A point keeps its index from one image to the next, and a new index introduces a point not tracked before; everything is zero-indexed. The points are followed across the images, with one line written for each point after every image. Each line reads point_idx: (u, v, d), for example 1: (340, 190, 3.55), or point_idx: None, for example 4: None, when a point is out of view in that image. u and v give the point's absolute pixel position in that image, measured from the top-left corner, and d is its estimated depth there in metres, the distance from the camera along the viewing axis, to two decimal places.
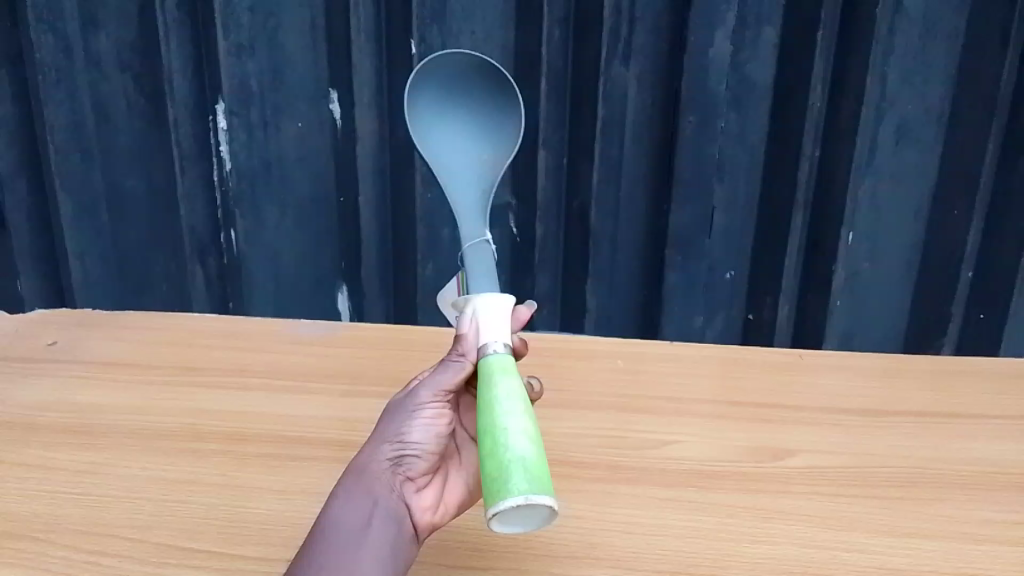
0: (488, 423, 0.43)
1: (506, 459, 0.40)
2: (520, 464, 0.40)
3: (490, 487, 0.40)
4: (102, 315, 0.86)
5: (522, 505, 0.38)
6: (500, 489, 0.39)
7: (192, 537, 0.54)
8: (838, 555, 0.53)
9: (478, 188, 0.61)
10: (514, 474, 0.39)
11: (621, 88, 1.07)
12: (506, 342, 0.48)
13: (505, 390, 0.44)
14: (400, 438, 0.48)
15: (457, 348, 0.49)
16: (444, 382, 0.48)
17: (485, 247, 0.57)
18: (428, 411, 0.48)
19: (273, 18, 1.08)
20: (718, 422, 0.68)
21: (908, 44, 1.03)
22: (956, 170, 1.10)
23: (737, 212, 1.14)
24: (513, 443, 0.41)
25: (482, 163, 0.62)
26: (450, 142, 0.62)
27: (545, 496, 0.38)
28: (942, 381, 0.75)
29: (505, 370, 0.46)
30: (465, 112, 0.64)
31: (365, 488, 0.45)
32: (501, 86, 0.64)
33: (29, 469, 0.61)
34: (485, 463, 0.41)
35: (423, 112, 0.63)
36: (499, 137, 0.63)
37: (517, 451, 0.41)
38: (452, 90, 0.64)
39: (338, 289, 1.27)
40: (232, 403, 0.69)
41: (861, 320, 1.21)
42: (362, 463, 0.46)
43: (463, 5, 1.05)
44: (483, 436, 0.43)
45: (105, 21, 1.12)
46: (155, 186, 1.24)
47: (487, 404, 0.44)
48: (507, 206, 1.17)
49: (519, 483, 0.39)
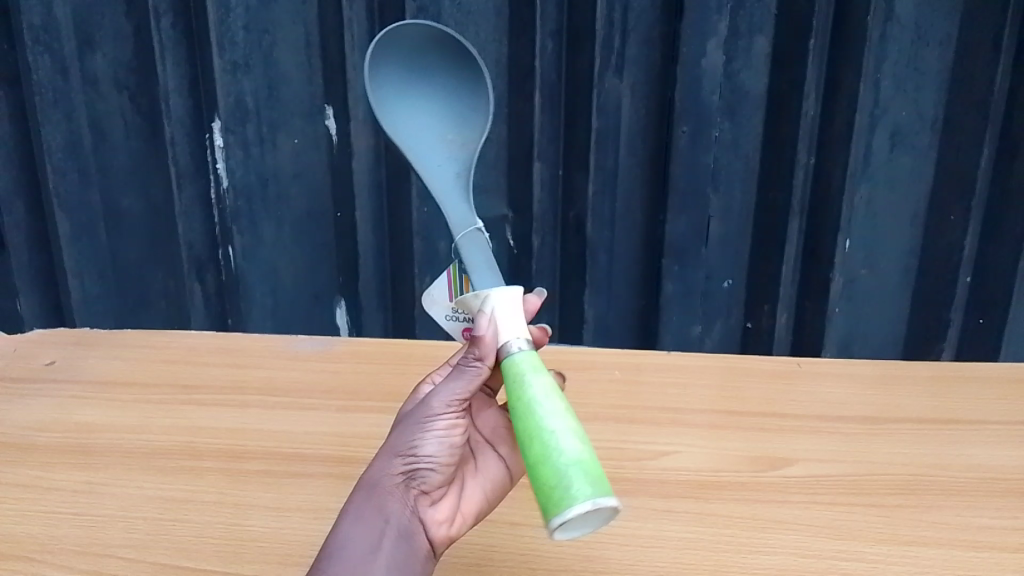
0: (529, 429, 0.43)
1: (559, 464, 0.40)
2: (577, 466, 0.40)
3: (546, 495, 0.40)
4: (98, 333, 0.86)
5: (590, 509, 0.38)
6: (561, 495, 0.39)
7: (190, 556, 0.54)
8: (836, 564, 0.54)
9: (454, 171, 0.59)
10: (571, 480, 0.40)
11: (615, 99, 1.08)
12: (526, 339, 0.48)
13: (540, 390, 0.44)
14: (413, 452, 0.47)
15: (473, 352, 0.48)
16: (457, 392, 0.48)
17: (477, 237, 0.56)
18: (442, 422, 0.48)
19: (269, 36, 1.09)
20: (715, 431, 0.68)
21: (900, 51, 1.04)
22: (951, 175, 1.10)
23: (732, 221, 1.14)
24: (563, 445, 0.42)
25: (450, 143, 0.61)
26: (412, 121, 0.60)
27: (609, 497, 0.39)
28: (940, 388, 0.75)
29: (534, 369, 0.46)
30: (429, 89, 0.61)
31: (378, 504, 0.45)
32: (463, 57, 0.62)
33: (25, 489, 0.62)
34: (535, 472, 0.41)
35: (383, 90, 0.60)
36: (466, 115, 0.62)
37: (570, 454, 0.41)
38: (413, 65, 0.61)
39: (336, 304, 1.27)
40: (229, 421, 0.69)
41: (860, 326, 1.22)
42: (374, 478, 0.46)
43: (457, 20, 1.06)
44: (529, 444, 0.43)
45: (101, 43, 1.13)
46: (151, 205, 1.24)
47: (526, 407, 0.44)
48: (503, 218, 1.18)
49: (581, 487, 0.39)
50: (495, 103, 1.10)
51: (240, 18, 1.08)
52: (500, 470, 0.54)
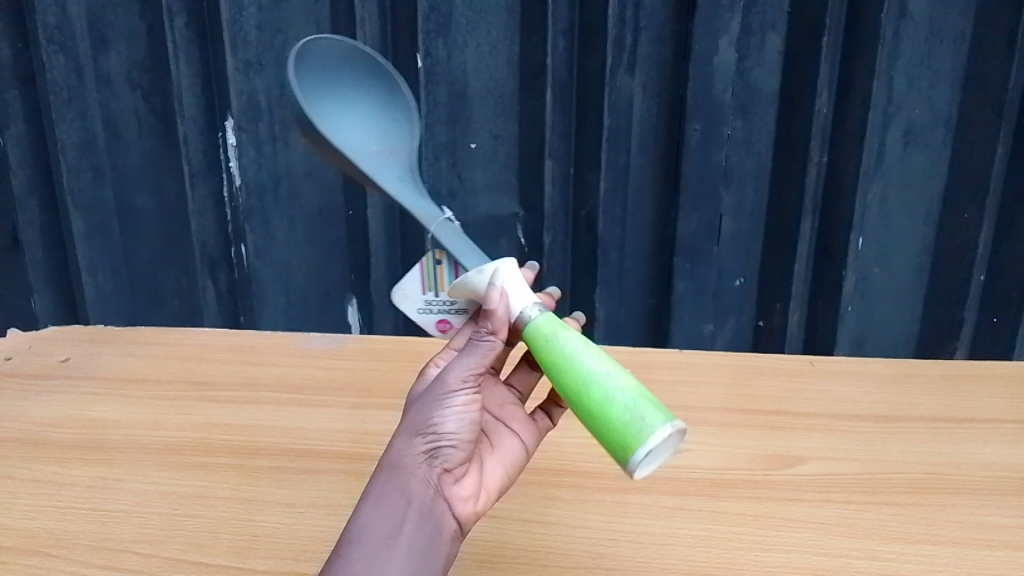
0: (580, 381, 0.46)
1: (624, 400, 0.44)
2: (642, 399, 0.44)
3: (619, 435, 0.43)
4: (112, 331, 0.87)
5: (668, 434, 0.42)
6: (638, 428, 0.42)
7: (204, 551, 0.55)
8: (849, 562, 0.53)
9: (398, 178, 0.62)
10: (642, 413, 0.43)
11: (626, 96, 1.08)
12: (537, 304, 0.51)
13: (580, 344, 0.48)
14: (434, 430, 0.47)
15: (487, 326, 0.50)
16: (472, 366, 0.49)
17: (451, 225, 0.59)
18: (460, 398, 0.48)
19: (281, 34, 1.10)
20: (728, 430, 0.68)
21: (914, 48, 1.03)
22: (965, 173, 1.10)
23: (745, 219, 1.14)
24: (620, 384, 0.45)
25: (381, 153, 0.63)
26: (344, 135, 0.61)
27: (679, 422, 0.43)
28: (954, 386, 0.75)
29: (564, 327, 0.49)
30: (350, 104, 0.63)
31: (402, 484, 0.45)
32: (369, 72, 0.65)
33: (40, 484, 0.62)
34: (599, 418, 0.44)
35: (311, 108, 0.61)
36: (386, 125, 0.65)
37: (630, 390, 0.44)
38: (326, 84, 0.63)
39: (348, 302, 1.27)
40: (243, 417, 0.70)
41: (873, 325, 1.21)
42: (396, 457, 0.46)
43: (468, 18, 1.06)
44: (585, 394, 0.45)
45: (115, 42, 1.14)
46: (165, 204, 1.25)
47: (572, 360, 0.47)
48: (514, 216, 1.18)
49: (654, 415, 0.43)
50: (506, 102, 1.10)
51: (253, 17, 1.09)
52: (516, 447, 0.56)
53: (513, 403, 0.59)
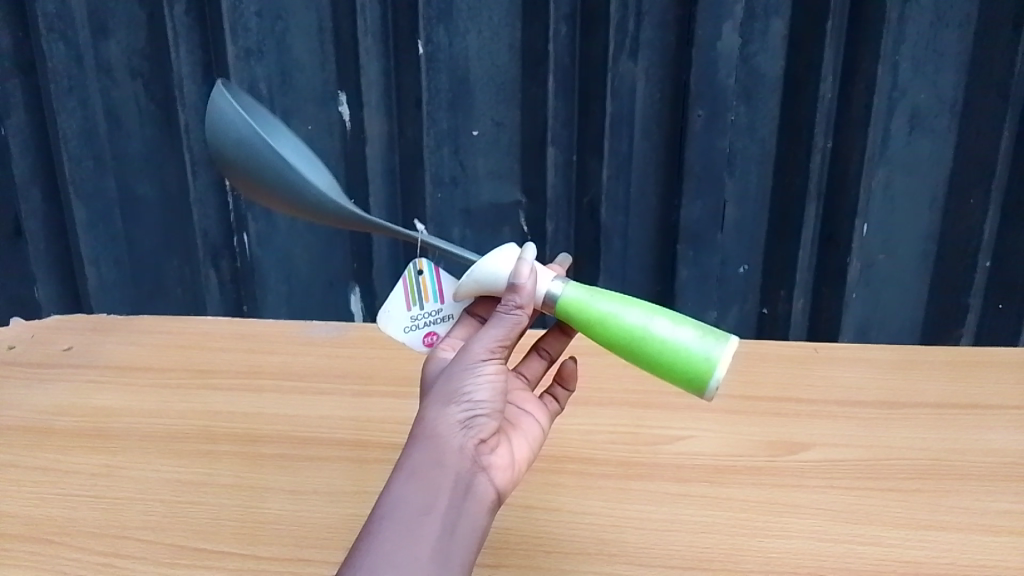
0: (635, 329, 0.50)
1: (688, 331, 0.49)
2: (697, 326, 0.50)
3: (696, 358, 0.48)
4: (115, 320, 0.87)
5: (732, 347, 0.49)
6: (711, 353, 0.48)
7: (206, 537, 0.55)
8: (852, 548, 0.53)
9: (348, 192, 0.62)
10: (708, 338, 0.49)
11: (629, 82, 1.07)
12: (558, 278, 0.53)
13: (614, 297, 0.52)
14: (466, 400, 0.47)
15: (514, 299, 0.49)
16: (497, 338, 0.49)
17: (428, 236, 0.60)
18: (489, 368, 0.48)
19: (282, 21, 1.09)
20: (732, 417, 0.67)
21: (919, 33, 1.02)
22: (970, 158, 1.09)
23: (749, 205, 1.13)
24: (671, 319, 0.50)
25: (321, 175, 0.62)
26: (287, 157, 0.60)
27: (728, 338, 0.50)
28: (960, 372, 0.74)
29: (590, 287, 0.53)
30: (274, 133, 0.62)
31: (438, 453, 0.45)
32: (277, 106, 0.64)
33: (44, 472, 0.62)
34: (668, 352, 0.49)
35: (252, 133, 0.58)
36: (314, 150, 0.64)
37: (682, 322, 0.50)
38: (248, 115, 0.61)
39: (350, 290, 1.27)
40: (246, 405, 0.70)
41: (877, 312, 1.21)
42: (430, 428, 0.46)
43: (470, 4, 1.05)
44: (646, 338, 0.49)
45: (115, 30, 1.14)
46: (166, 192, 1.25)
47: (621, 311, 0.51)
48: (517, 203, 1.17)
49: (716, 335, 0.49)
50: (508, 88, 1.10)
51: (253, 4, 1.08)
52: (535, 426, 0.56)
53: (521, 390, 0.59)
